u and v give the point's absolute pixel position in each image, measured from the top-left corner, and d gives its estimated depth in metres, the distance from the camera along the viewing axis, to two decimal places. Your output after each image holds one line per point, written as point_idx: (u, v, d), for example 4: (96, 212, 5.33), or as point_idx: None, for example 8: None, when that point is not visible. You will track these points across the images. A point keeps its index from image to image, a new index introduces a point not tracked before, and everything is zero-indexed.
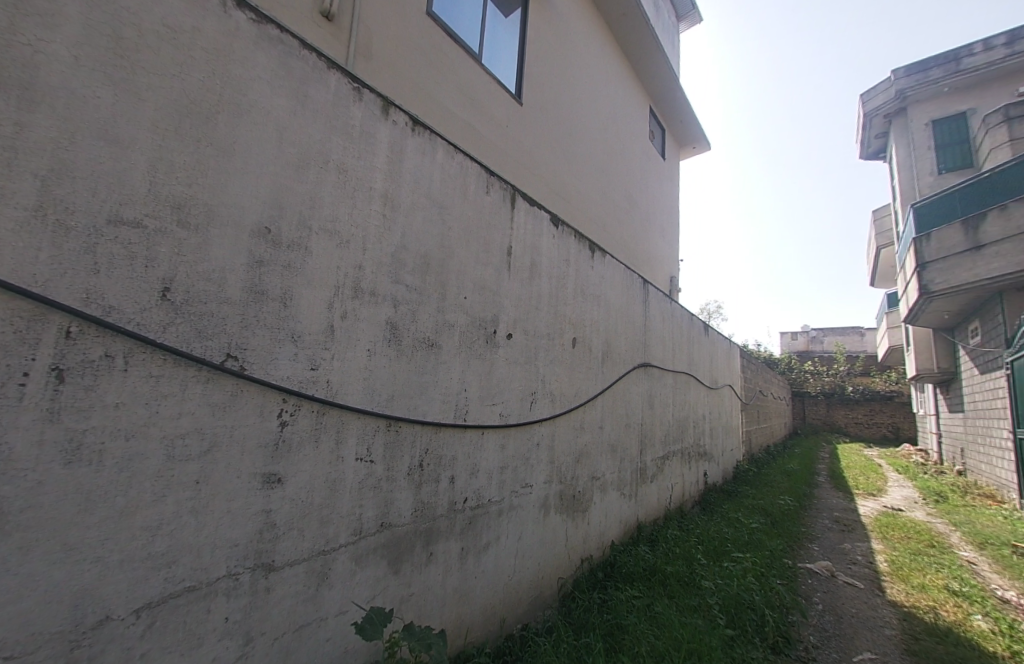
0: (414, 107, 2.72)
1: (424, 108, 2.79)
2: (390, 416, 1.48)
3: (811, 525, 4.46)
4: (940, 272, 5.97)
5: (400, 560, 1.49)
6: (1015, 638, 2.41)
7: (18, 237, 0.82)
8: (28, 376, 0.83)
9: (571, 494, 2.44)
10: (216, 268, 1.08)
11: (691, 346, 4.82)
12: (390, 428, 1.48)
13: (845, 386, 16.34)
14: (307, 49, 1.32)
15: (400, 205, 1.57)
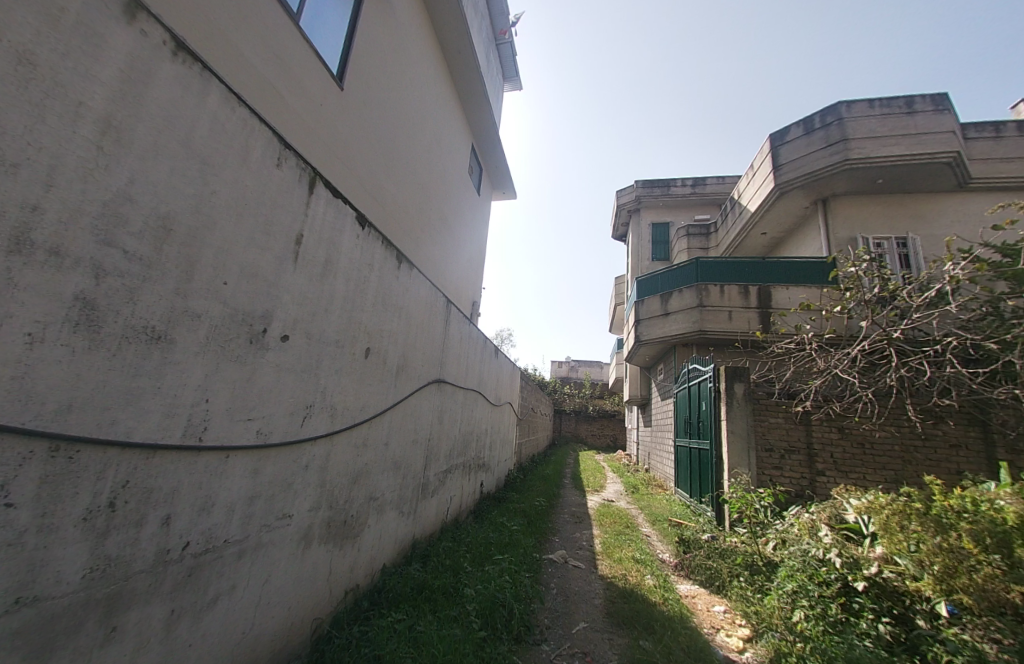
0: (194, 37, 2.17)
1: (211, 45, 2.25)
2: (63, 434, 1.01)
3: (557, 521, 5.33)
4: (649, 327, 8.26)
5: (50, 649, 1.01)
6: (667, 588, 3.38)
7: None
8: None
9: (342, 518, 2.20)
10: None
11: (482, 366, 5.17)
12: (58, 452, 1.01)
13: (589, 405, 20.63)
14: None
15: (130, 142, 1.15)
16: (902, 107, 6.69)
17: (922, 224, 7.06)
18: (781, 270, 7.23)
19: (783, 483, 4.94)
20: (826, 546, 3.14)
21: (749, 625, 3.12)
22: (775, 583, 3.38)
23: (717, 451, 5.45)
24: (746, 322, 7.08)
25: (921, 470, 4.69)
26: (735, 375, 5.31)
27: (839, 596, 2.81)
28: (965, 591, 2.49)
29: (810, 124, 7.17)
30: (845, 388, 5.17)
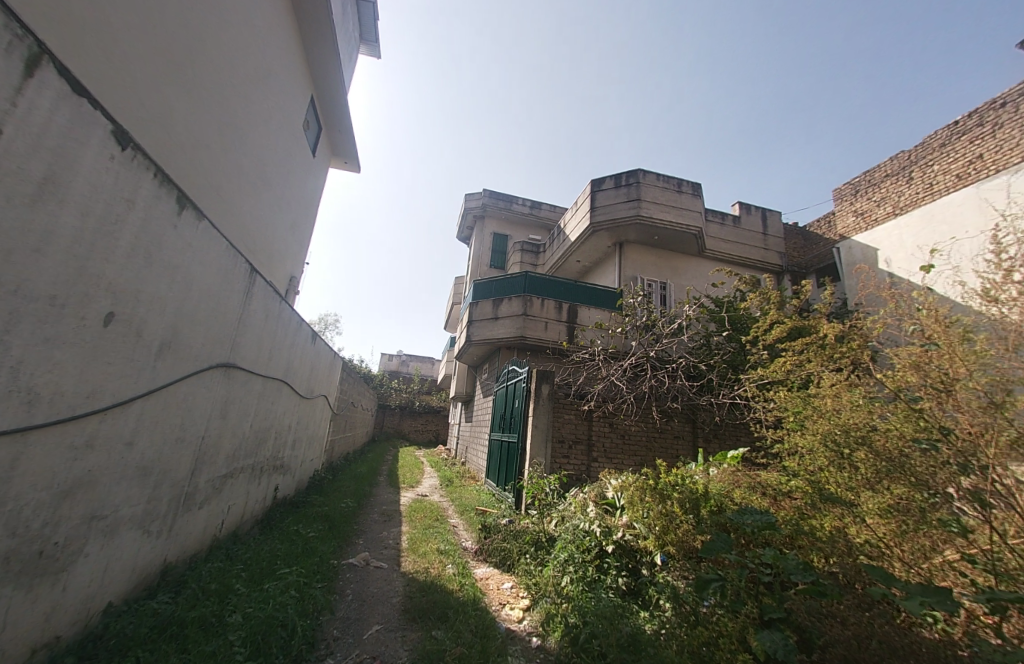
0: None
1: None
2: None
3: (363, 522, 5.06)
4: (478, 328, 8.69)
5: None
6: (464, 574, 3.56)
7: None
8: None
9: (34, 548, 1.59)
10: None
11: (293, 352, 4.54)
12: None
13: (415, 401, 20.46)
14: None
15: None
16: (674, 187, 8.66)
17: (676, 276, 9.30)
18: (588, 293, 8.54)
19: (569, 468, 5.84)
20: (591, 519, 4.05)
21: (528, 595, 3.64)
22: (552, 555, 4.03)
23: (522, 444, 6.09)
24: (557, 333, 8.10)
25: (656, 454, 6.18)
26: (544, 377, 6.02)
27: (595, 559, 3.67)
28: (672, 545, 3.33)
29: (619, 180, 8.64)
30: (617, 391, 6.40)
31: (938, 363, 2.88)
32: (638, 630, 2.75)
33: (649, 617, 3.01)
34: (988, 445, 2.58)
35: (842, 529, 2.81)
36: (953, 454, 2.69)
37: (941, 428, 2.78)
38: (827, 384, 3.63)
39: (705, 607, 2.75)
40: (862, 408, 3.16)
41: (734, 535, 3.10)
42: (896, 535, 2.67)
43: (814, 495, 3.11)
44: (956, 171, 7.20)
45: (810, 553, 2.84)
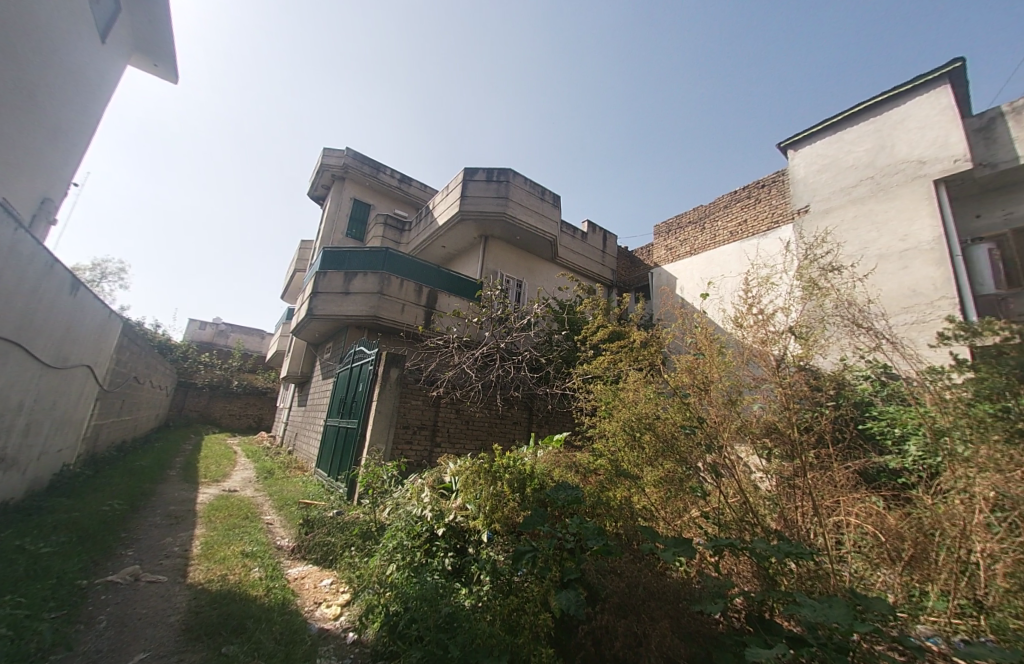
0: None
1: None
2: None
3: (137, 528, 4.06)
4: (323, 302, 7.80)
5: None
6: (273, 577, 3.16)
7: None
8: None
9: None
10: None
11: (32, 301, 3.36)
12: None
13: (232, 380, 17.36)
14: None
15: None
16: (539, 193, 9.24)
17: (530, 276, 9.97)
18: (448, 280, 8.51)
19: (410, 454, 5.72)
20: (424, 505, 4.00)
21: (349, 588, 3.56)
22: (379, 545, 3.89)
23: (362, 430, 5.72)
24: (413, 316, 7.82)
25: (495, 439, 6.56)
26: (394, 361, 5.77)
27: (424, 544, 3.67)
28: (498, 523, 3.51)
29: (490, 174, 8.76)
30: (467, 379, 6.56)
31: (703, 369, 3.76)
32: (457, 608, 2.83)
33: (468, 593, 3.12)
34: (724, 430, 3.51)
35: (628, 499, 3.52)
36: (705, 436, 3.54)
37: (697, 416, 3.63)
38: (631, 380, 4.34)
39: (517, 576, 3.04)
40: (651, 400, 3.93)
41: (548, 509, 3.46)
42: (661, 499, 3.52)
43: (611, 472, 3.71)
44: (730, 228, 9.38)
45: (603, 520, 3.38)
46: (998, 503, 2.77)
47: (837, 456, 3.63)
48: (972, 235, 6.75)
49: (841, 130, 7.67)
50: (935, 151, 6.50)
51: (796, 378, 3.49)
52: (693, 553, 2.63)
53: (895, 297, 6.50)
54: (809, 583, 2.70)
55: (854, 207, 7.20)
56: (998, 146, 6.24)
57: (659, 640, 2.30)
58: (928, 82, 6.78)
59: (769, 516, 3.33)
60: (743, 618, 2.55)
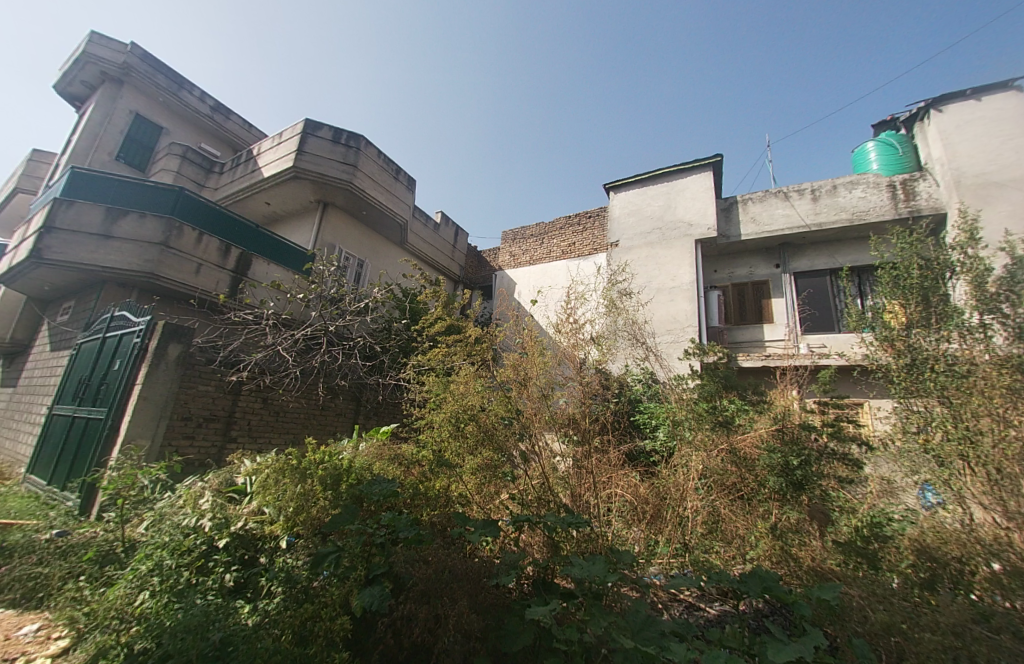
0: None
1: None
2: None
3: None
4: (63, 242, 5.65)
5: None
6: None
7: None
8: None
9: None
10: None
11: None
12: None
13: None
14: None
15: None
16: (391, 172, 8.73)
17: (373, 257, 9.30)
18: (268, 245, 7.24)
19: (189, 453, 4.58)
20: (202, 513, 3.29)
21: (68, 632, 2.66)
22: (127, 569, 3.02)
23: (114, 421, 4.34)
24: (214, 282, 6.36)
25: (311, 432, 5.88)
26: (174, 334, 4.57)
27: (197, 560, 3.02)
28: (302, 525, 3.16)
29: (337, 135, 7.85)
30: (281, 364, 5.73)
31: (524, 368, 4.29)
32: (234, 630, 2.38)
33: (253, 610, 2.66)
34: (536, 421, 4.03)
35: (446, 488, 3.53)
36: (520, 425, 3.99)
37: (516, 409, 4.05)
38: (462, 373, 4.47)
39: (316, 581, 2.73)
40: (479, 393, 4.14)
41: (363, 505, 3.24)
42: (477, 486, 3.69)
43: (433, 462, 3.73)
44: (562, 247, 10.66)
45: (420, 510, 3.29)
46: (702, 474, 3.96)
47: (614, 441, 4.53)
48: (710, 283, 9.27)
49: (646, 186, 9.56)
50: (699, 218, 8.71)
51: (593, 379, 4.29)
52: (497, 531, 2.85)
53: (664, 323, 8.42)
54: (584, 546, 3.24)
55: (647, 248, 9.05)
56: (731, 223, 8.78)
57: (456, 618, 2.42)
58: (701, 166, 9.00)
59: (562, 492, 3.85)
60: (531, 584, 2.87)
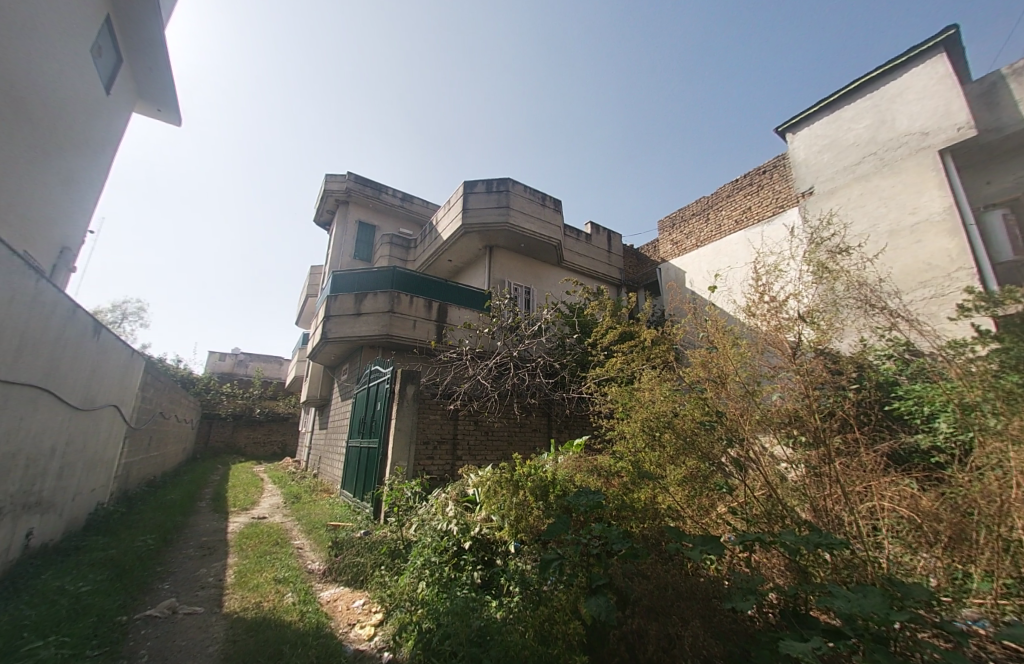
0: None
1: None
2: None
3: (172, 562, 4.31)
4: (336, 325, 7.95)
5: None
6: (306, 601, 3.42)
7: None
8: None
9: None
10: None
11: (60, 348, 3.65)
12: None
13: (255, 408, 17.91)
14: None
15: None
16: (540, 200, 9.29)
17: (539, 282, 9.98)
18: (457, 293, 8.57)
19: (432, 469, 5.71)
20: (449, 519, 4.01)
21: (381, 608, 3.51)
22: (408, 562, 3.93)
23: (383, 448, 5.75)
24: (426, 332, 7.89)
25: (516, 448, 6.53)
26: (409, 378, 5.81)
27: (452, 558, 3.71)
28: (524, 532, 3.54)
29: (489, 186, 8.85)
30: (483, 391, 6.62)
31: (717, 362, 3.81)
32: (488, 621, 2.81)
33: (500, 605, 3.10)
34: (746, 421, 3.49)
35: (653, 500, 3.37)
36: (725, 429, 3.51)
37: (716, 410, 3.60)
38: (645, 379, 4.31)
39: (546, 585, 3.02)
40: (668, 398, 3.88)
41: (572, 515, 3.40)
42: (686, 498, 3.39)
43: (634, 473, 3.63)
44: (736, 217, 9.28)
45: (629, 522, 3.24)
46: None
47: (864, 440, 3.55)
48: (985, 203, 6.56)
49: (838, 109, 7.58)
50: (938, 122, 6.37)
51: (814, 364, 3.46)
52: (722, 549, 2.55)
53: (911, 273, 6.33)
54: (845, 573, 2.61)
55: (860, 186, 7.08)
56: (1002, 109, 6.09)
57: (692, 640, 2.25)
58: (924, 53, 6.65)
59: (799, 507, 3.17)
60: (778, 614, 2.45)
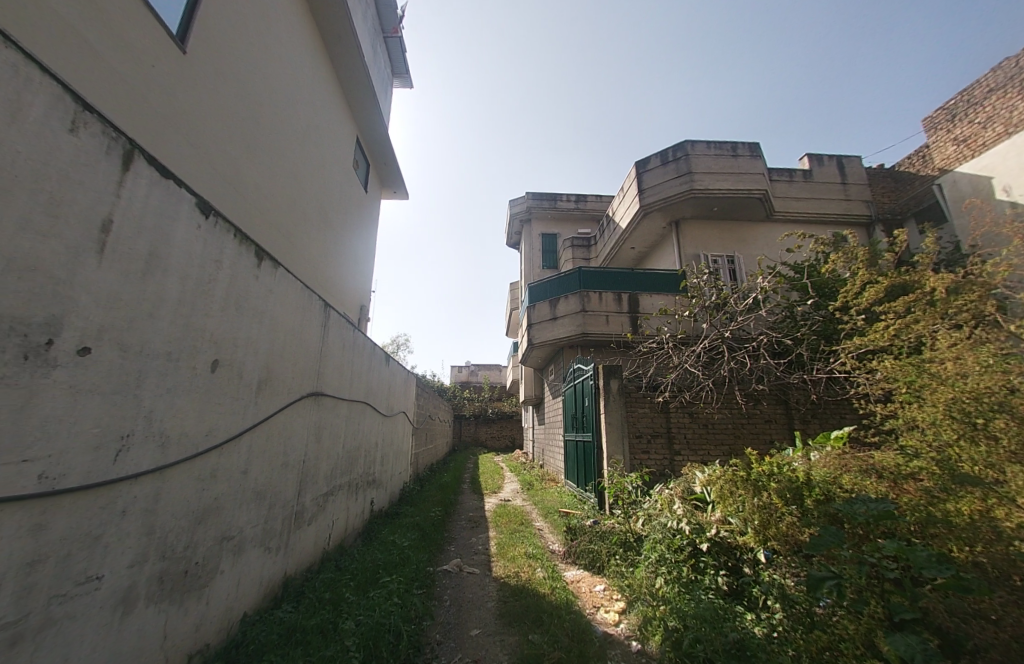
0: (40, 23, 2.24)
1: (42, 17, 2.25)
2: None
3: (453, 531, 5.49)
4: (538, 331, 8.66)
5: None
6: (554, 577, 3.80)
7: None
8: None
9: (299, 512, 3.09)
10: None
11: (370, 375, 5.09)
12: None
13: (488, 408, 21.28)
14: None
15: None
16: (729, 151, 8.02)
17: (746, 247, 8.57)
18: (647, 280, 8.15)
19: (650, 463, 5.58)
20: (679, 516, 3.83)
21: (622, 598, 3.57)
22: (642, 556, 3.91)
23: (598, 442, 5.93)
24: (620, 325, 7.81)
25: (746, 443, 5.70)
26: (611, 372, 5.85)
27: (689, 559, 3.50)
28: (775, 540, 3.02)
29: (665, 157, 8.18)
30: (694, 379, 6.04)
31: None
32: (745, 635, 2.55)
33: (758, 621, 2.77)
34: None
35: (990, 514, 2.24)
36: None
37: None
38: (948, 346, 3.24)
39: (820, 610, 2.53)
40: (992, 370, 2.81)
41: (845, 527, 2.67)
42: None
43: (943, 478, 2.53)
44: None
45: (944, 543, 2.29)
46: None
47: None
48: None
49: None
50: None
51: None
52: None
53: None
54: None
55: None
56: None
57: None
58: None
59: None
60: None
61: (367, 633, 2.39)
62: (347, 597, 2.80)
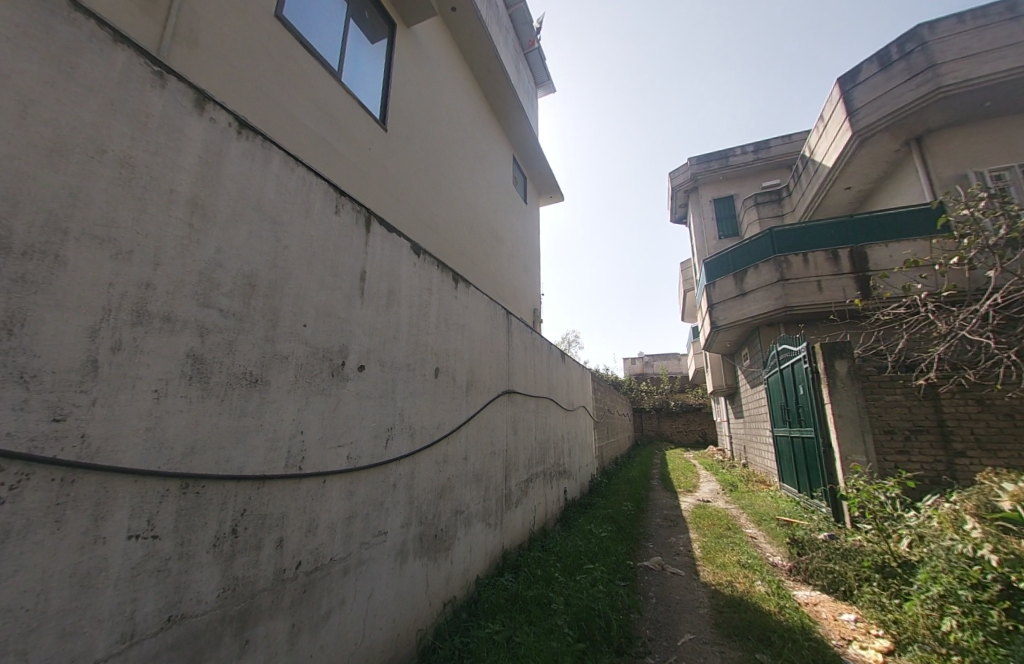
0: (301, 138, 3.12)
1: (302, 135, 3.13)
2: (244, 475, 1.35)
3: (650, 527, 5.35)
4: (724, 311, 7.69)
5: (238, 626, 1.31)
6: (781, 595, 3.28)
7: (59, 333, 0.99)
8: (67, 432, 0.98)
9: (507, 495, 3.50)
10: (64, 359, 0.98)
11: (550, 373, 5.41)
12: (258, 489, 1.40)
13: (670, 401, 20.02)
14: (114, 37, 1.19)
15: (245, 218, 1.47)
16: (1003, 16, 5.72)
17: None
18: (879, 226, 6.43)
19: (913, 468, 4.22)
20: (977, 541, 2.78)
21: (887, 634, 2.79)
22: (916, 586, 2.98)
23: (825, 438, 4.88)
24: (840, 291, 6.32)
25: None
26: (835, 352, 4.72)
27: (1002, 602, 2.52)
28: None
29: (886, 60, 6.33)
30: (978, 351, 4.39)
31: None
32: None
33: None
34: None
35: None
36: None
37: None
38: None
39: None
40: None
41: None
42: None
43: None
44: None
45: None
46: None
47: None
48: None
49: None
50: None
51: None
52: None
53: None
54: None
55: None
56: None
57: None
58: None
59: None
60: None
61: (577, 616, 2.52)
62: (556, 578, 3.02)
